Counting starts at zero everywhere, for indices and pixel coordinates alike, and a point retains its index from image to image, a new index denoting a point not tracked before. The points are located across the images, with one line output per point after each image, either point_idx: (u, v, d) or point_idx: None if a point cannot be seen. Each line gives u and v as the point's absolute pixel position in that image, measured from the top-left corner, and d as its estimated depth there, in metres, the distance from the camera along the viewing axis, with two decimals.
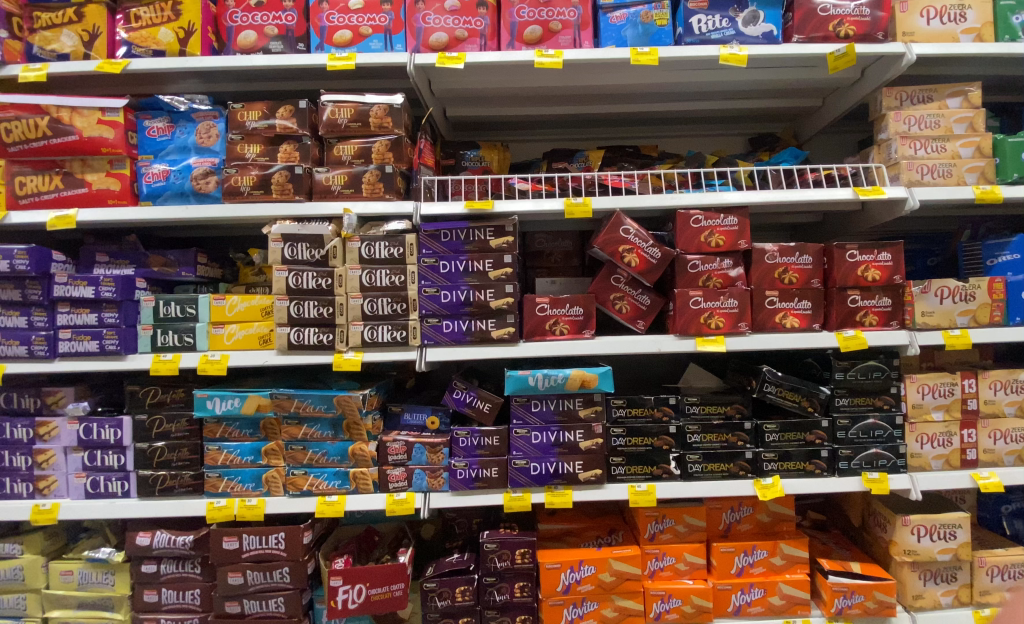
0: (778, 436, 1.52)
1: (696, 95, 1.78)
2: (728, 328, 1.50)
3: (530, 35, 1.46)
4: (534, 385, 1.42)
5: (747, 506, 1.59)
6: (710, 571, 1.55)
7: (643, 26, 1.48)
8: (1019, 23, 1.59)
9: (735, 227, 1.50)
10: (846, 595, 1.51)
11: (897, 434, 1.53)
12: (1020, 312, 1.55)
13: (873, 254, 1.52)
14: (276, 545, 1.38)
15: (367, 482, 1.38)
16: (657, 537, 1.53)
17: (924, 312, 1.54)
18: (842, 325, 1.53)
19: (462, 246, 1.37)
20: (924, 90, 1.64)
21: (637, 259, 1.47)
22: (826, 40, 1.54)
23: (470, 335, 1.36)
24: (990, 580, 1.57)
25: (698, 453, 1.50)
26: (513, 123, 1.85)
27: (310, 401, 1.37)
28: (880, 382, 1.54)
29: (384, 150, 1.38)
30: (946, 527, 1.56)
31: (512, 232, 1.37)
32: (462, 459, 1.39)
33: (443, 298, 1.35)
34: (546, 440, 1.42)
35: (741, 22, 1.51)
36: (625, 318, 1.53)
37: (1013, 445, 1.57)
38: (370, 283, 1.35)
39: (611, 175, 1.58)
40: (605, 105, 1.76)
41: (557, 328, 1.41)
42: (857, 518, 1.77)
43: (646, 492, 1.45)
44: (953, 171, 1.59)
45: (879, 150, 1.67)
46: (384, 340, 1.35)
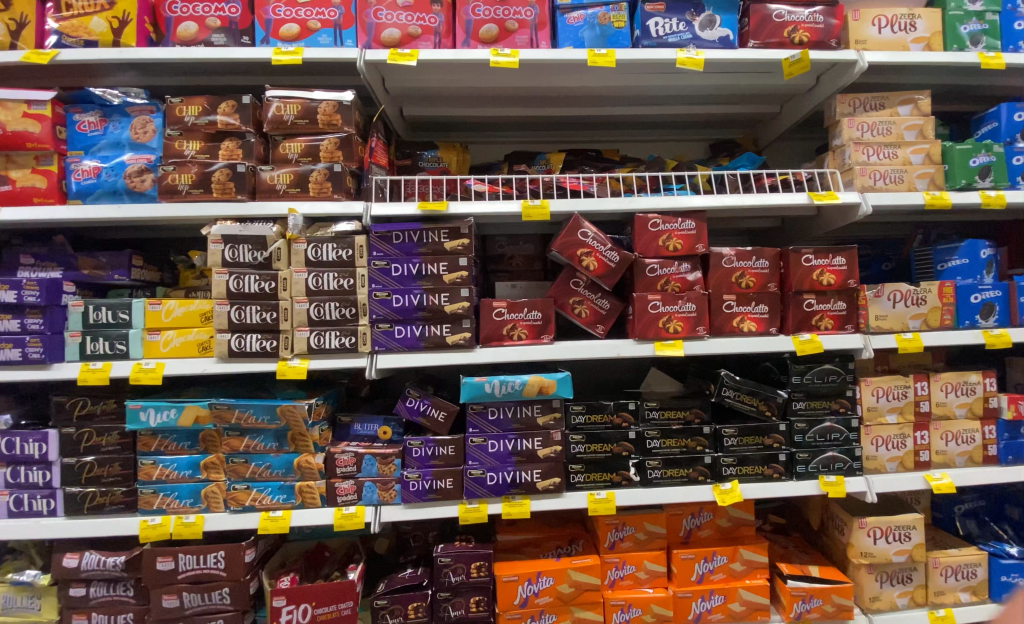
0: (736, 440, 1.51)
1: (655, 100, 1.77)
2: (686, 332, 1.49)
3: (485, 34, 1.42)
4: (490, 391, 1.38)
5: (708, 512, 1.57)
6: (671, 579, 1.53)
7: (601, 28, 1.47)
8: (965, 33, 1.63)
9: (692, 231, 1.49)
10: (805, 599, 1.51)
11: (853, 437, 1.54)
12: (968, 316, 1.58)
13: (827, 258, 1.53)
14: (215, 565, 1.30)
15: (314, 496, 1.32)
16: (617, 546, 1.51)
17: (878, 316, 1.56)
18: (799, 329, 1.53)
19: (414, 248, 1.32)
20: (876, 98, 1.67)
21: (595, 263, 1.45)
22: (781, 46, 1.55)
23: (423, 341, 1.31)
24: (944, 580, 1.60)
25: (658, 459, 1.48)
26: (472, 124, 1.81)
27: (252, 411, 1.30)
28: (836, 385, 1.55)
29: (332, 148, 1.33)
30: (901, 528, 1.58)
31: (468, 234, 1.33)
32: (416, 470, 1.34)
33: (395, 302, 1.30)
34: (503, 448, 1.38)
35: (698, 26, 1.51)
36: (585, 323, 1.50)
37: (964, 447, 1.60)
38: (316, 286, 1.29)
39: (569, 178, 1.55)
40: (566, 108, 1.74)
41: (515, 333, 1.37)
42: (816, 521, 1.78)
43: (605, 500, 1.42)
44: (904, 177, 1.62)
45: (834, 156, 1.69)
46: (331, 347, 1.29)
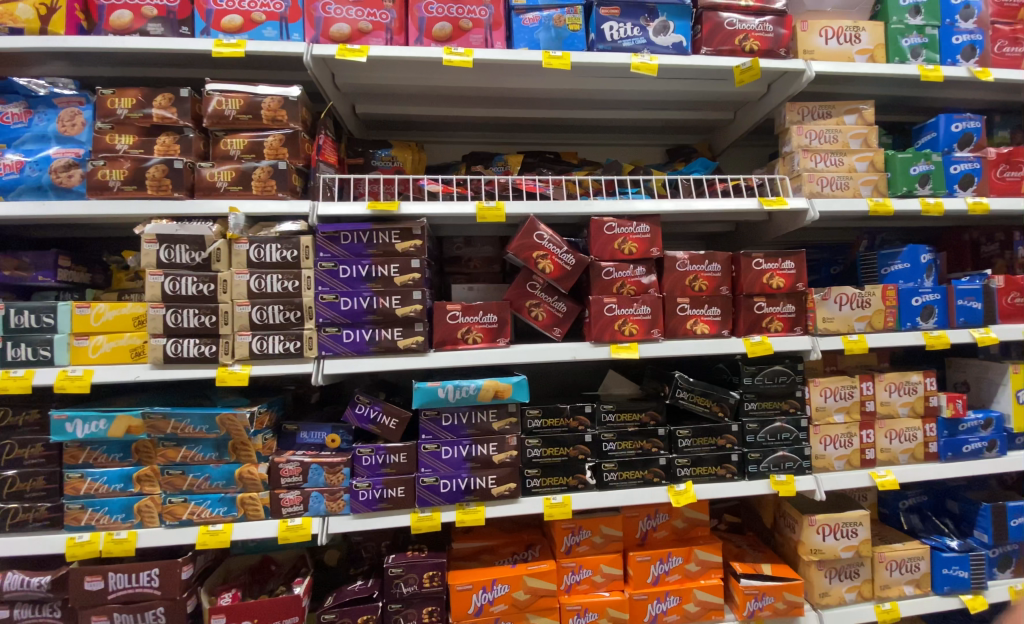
0: (690, 441, 1.52)
1: (612, 104, 1.78)
2: (642, 334, 1.49)
3: (439, 32, 1.39)
4: (444, 397, 1.33)
5: (664, 513, 1.58)
6: (627, 582, 1.52)
7: (556, 30, 1.46)
8: (906, 46, 1.70)
9: (647, 235, 1.49)
10: (757, 598, 1.53)
11: (802, 436, 1.58)
12: (910, 318, 1.64)
13: (777, 262, 1.56)
14: (148, 584, 1.23)
15: (257, 508, 1.26)
16: (574, 550, 1.50)
17: (825, 318, 1.60)
18: (749, 331, 1.56)
19: (364, 248, 1.27)
20: (823, 106, 1.72)
21: (551, 266, 1.43)
22: (733, 54, 1.57)
23: (373, 346, 1.27)
24: (889, 574, 1.65)
25: (614, 462, 1.47)
26: (429, 124, 1.78)
27: (190, 421, 1.24)
28: (786, 386, 1.58)
29: (277, 144, 1.28)
30: (849, 524, 1.62)
31: (420, 235, 1.29)
32: (365, 479, 1.29)
33: (342, 305, 1.26)
34: (457, 455, 1.35)
35: (652, 32, 1.52)
36: (541, 326, 1.48)
37: (907, 444, 1.65)
38: (259, 289, 1.23)
39: (525, 179, 1.53)
40: (523, 110, 1.73)
41: (469, 336, 1.34)
42: (769, 520, 1.81)
43: (561, 504, 1.40)
44: (850, 184, 1.67)
45: (784, 162, 1.73)
46: (275, 352, 1.24)
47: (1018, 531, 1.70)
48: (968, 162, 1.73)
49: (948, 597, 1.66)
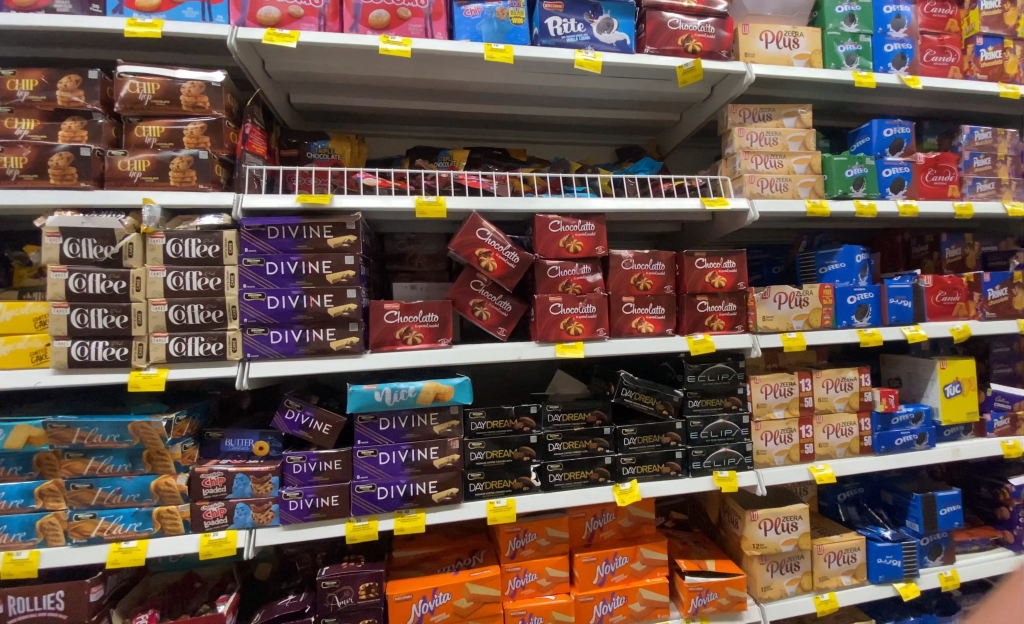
0: (636, 440, 1.51)
1: (559, 101, 1.76)
2: (587, 334, 1.47)
3: (375, 20, 1.33)
4: (381, 400, 1.27)
5: (610, 513, 1.57)
6: (574, 584, 1.50)
7: (499, 23, 1.42)
8: (842, 52, 1.75)
9: (592, 233, 1.48)
10: (702, 594, 1.54)
11: (744, 433, 1.59)
12: (845, 316, 1.69)
13: (719, 261, 1.58)
14: (52, 607, 1.13)
15: (176, 522, 1.18)
16: (519, 554, 1.46)
17: (765, 316, 1.62)
18: (693, 329, 1.57)
19: (293, 244, 1.20)
20: (764, 109, 1.75)
21: (495, 263, 1.39)
22: (676, 54, 1.58)
23: (304, 347, 1.20)
24: (827, 566, 1.69)
25: (560, 462, 1.44)
26: (370, 117, 1.72)
27: (98, 430, 1.15)
28: (728, 383, 1.60)
29: (198, 133, 1.20)
30: (789, 518, 1.65)
31: (355, 230, 1.22)
32: (296, 488, 1.22)
33: (269, 304, 1.19)
34: (395, 460, 1.29)
35: (596, 29, 1.51)
36: (486, 325, 1.43)
37: (843, 439, 1.70)
38: (177, 287, 1.16)
39: (467, 174, 1.48)
40: (469, 104, 1.69)
41: (408, 337, 1.28)
42: (714, 515, 1.83)
43: (505, 508, 1.36)
44: (789, 185, 1.70)
45: (726, 163, 1.75)
46: (194, 354, 1.16)
47: (947, 520, 1.77)
48: (899, 166, 1.79)
49: (883, 585, 1.72)
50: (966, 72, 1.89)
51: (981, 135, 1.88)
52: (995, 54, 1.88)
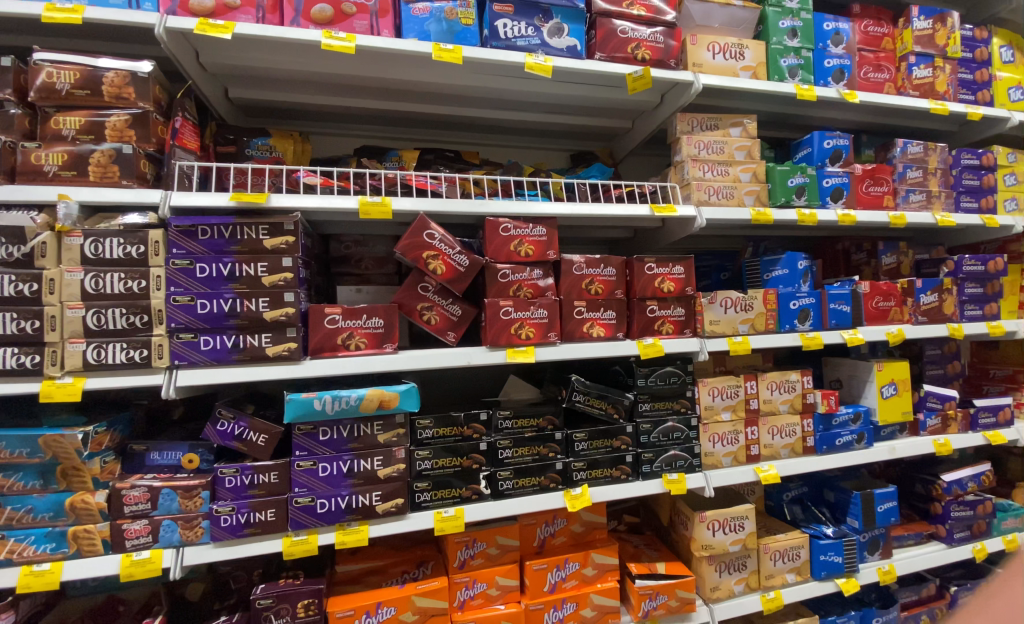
0: (586, 444, 1.50)
1: (512, 104, 1.75)
2: (538, 338, 1.45)
3: (318, 14, 1.28)
4: (321, 409, 1.21)
5: (562, 518, 1.56)
6: (524, 592, 1.48)
7: (448, 23, 1.39)
8: (785, 66, 1.81)
9: (543, 237, 1.46)
10: (651, 597, 1.55)
11: (692, 435, 1.61)
12: (789, 321, 1.74)
13: (668, 266, 1.60)
14: None
15: (94, 542, 1.11)
16: (467, 564, 1.43)
17: (712, 321, 1.65)
18: (642, 333, 1.58)
19: (225, 244, 1.15)
20: (711, 118, 1.78)
21: (443, 266, 1.34)
22: (626, 61, 1.58)
23: (237, 353, 1.14)
24: (773, 565, 1.73)
25: (510, 469, 1.41)
26: (316, 114, 1.66)
27: (4, 445, 1.08)
28: (676, 386, 1.61)
29: (122, 126, 1.12)
30: (735, 519, 1.67)
31: (293, 231, 1.17)
32: (229, 503, 1.16)
33: (199, 308, 1.12)
34: (336, 471, 1.24)
35: (547, 33, 1.49)
36: (434, 330, 1.38)
37: (787, 439, 1.74)
38: (96, 289, 1.08)
39: (415, 175, 1.44)
40: (419, 104, 1.65)
41: (351, 342, 1.23)
42: (665, 518, 1.84)
43: (452, 517, 1.32)
44: (735, 193, 1.74)
45: (675, 171, 1.78)
46: (114, 362, 1.09)
47: (884, 516, 1.84)
48: (839, 176, 1.86)
49: (825, 582, 1.78)
50: (900, 88, 1.99)
51: (913, 148, 1.98)
52: (926, 71, 1.98)
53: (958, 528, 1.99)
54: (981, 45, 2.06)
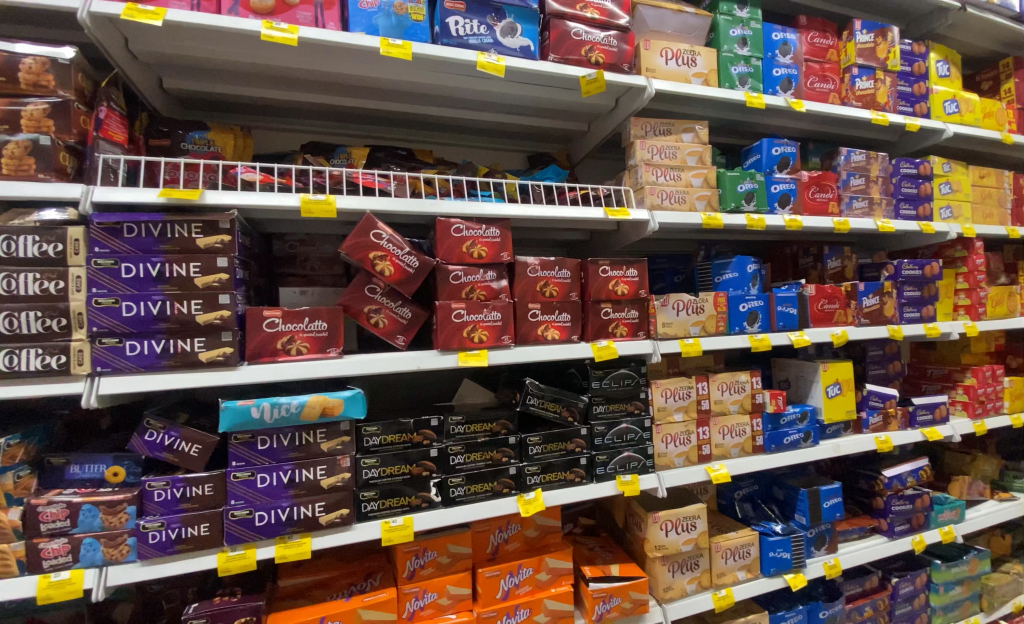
0: (541, 448, 1.48)
1: (465, 103, 1.72)
2: (492, 341, 1.43)
3: (258, 4, 1.23)
4: (259, 417, 1.16)
5: (515, 524, 1.53)
6: (477, 600, 1.45)
7: (397, 18, 1.35)
8: (735, 73, 1.84)
9: (497, 239, 1.44)
10: (605, 600, 1.54)
11: (646, 436, 1.62)
12: (738, 323, 1.78)
13: (622, 269, 1.60)
14: None
15: (7, 563, 1.04)
16: (417, 574, 1.38)
17: (664, 323, 1.66)
18: (597, 336, 1.58)
19: (154, 243, 1.09)
20: (664, 123, 1.80)
21: (391, 268, 1.30)
22: (580, 63, 1.58)
23: (166, 359, 1.08)
24: (724, 563, 1.76)
25: (461, 476, 1.38)
26: (260, 108, 1.60)
27: None
28: (630, 388, 1.62)
29: (40, 115, 1.04)
30: (688, 519, 1.69)
31: (229, 229, 1.12)
32: (158, 518, 1.10)
33: (125, 311, 1.06)
34: (276, 482, 1.18)
35: (499, 32, 1.47)
36: (383, 333, 1.34)
37: (737, 439, 1.77)
38: (7, 291, 1.01)
39: (363, 173, 1.39)
40: (369, 101, 1.61)
41: (292, 347, 1.18)
42: (620, 519, 1.84)
43: (401, 527, 1.28)
44: (686, 198, 1.77)
45: (629, 174, 1.79)
46: (29, 369, 1.01)
47: (829, 511, 1.89)
48: (786, 183, 1.91)
49: (774, 578, 1.81)
50: (844, 99, 2.06)
51: (856, 157, 2.05)
52: (868, 83, 2.05)
53: (898, 521, 2.07)
54: (918, 59, 2.16)
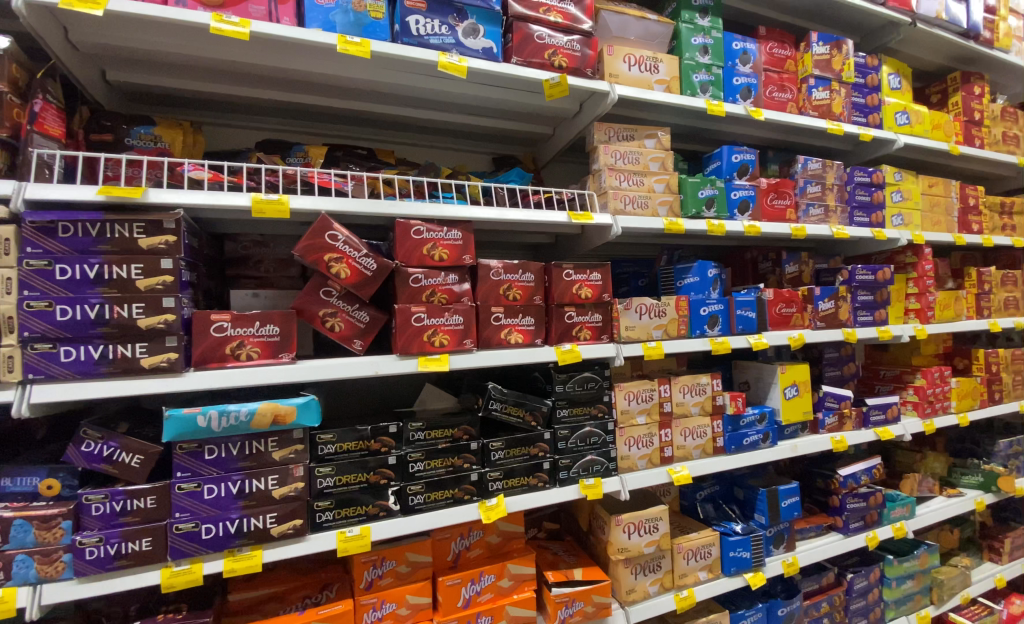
0: (503, 453, 1.47)
1: (428, 103, 1.70)
2: (453, 345, 1.40)
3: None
4: (206, 426, 1.11)
5: (477, 530, 1.51)
6: (437, 609, 1.42)
7: (355, 14, 1.32)
8: (696, 81, 1.87)
9: (459, 241, 1.42)
10: (568, 605, 1.54)
11: (609, 439, 1.62)
12: (699, 326, 1.80)
13: (585, 273, 1.60)
14: None
15: None
16: (375, 584, 1.35)
17: (627, 327, 1.68)
18: (560, 340, 1.57)
19: (92, 243, 1.03)
20: (627, 129, 1.81)
21: (348, 270, 1.27)
22: (543, 66, 1.58)
23: (105, 365, 1.03)
24: (686, 564, 1.77)
25: (421, 483, 1.35)
26: (213, 103, 1.55)
27: None
28: (594, 392, 1.61)
29: None
30: (650, 520, 1.70)
31: (174, 229, 1.07)
32: (95, 533, 1.05)
33: (59, 315, 1.00)
34: (224, 493, 1.14)
35: (461, 33, 1.46)
36: (339, 337, 1.30)
37: (698, 440, 1.79)
38: None
39: (318, 172, 1.35)
40: (327, 98, 1.57)
41: (242, 352, 1.14)
42: (584, 523, 1.84)
43: (357, 537, 1.24)
44: (649, 203, 1.78)
45: (593, 178, 1.79)
46: None
47: (788, 511, 1.93)
48: (745, 190, 1.95)
49: (734, 577, 1.84)
50: (802, 108, 2.11)
51: (813, 165, 2.11)
52: (824, 94, 2.11)
53: (853, 518, 2.14)
54: (871, 72, 2.23)
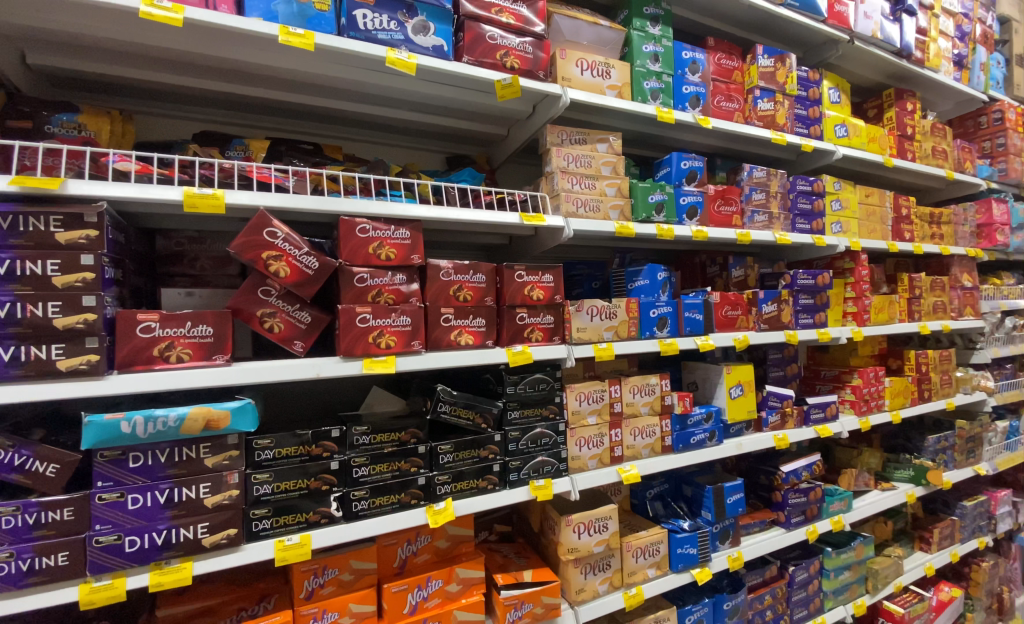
0: (451, 456, 1.44)
1: (377, 100, 1.67)
2: (400, 346, 1.38)
3: None
4: (130, 433, 1.05)
5: (425, 535, 1.48)
6: (382, 616, 1.38)
7: (299, 6, 1.28)
8: (647, 88, 1.91)
9: (407, 240, 1.39)
10: (517, 607, 1.53)
11: (560, 440, 1.63)
12: (648, 327, 1.83)
13: (537, 274, 1.60)
14: None
15: None
16: (316, 593, 1.31)
17: (579, 328, 1.69)
18: (512, 341, 1.57)
19: (2, 237, 0.96)
20: (579, 132, 1.82)
21: (287, 269, 1.22)
22: (495, 67, 1.57)
23: (16, 368, 0.96)
24: (635, 562, 1.80)
25: (366, 488, 1.31)
26: (146, 91, 1.47)
27: None
28: (545, 393, 1.61)
29: None
30: (600, 520, 1.71)
31: (96, 223, 1.01)
32: (5, 548, 0.97)
33: None
34: (151, 502, 1.08)
35: (410, 29, 1.43)
36: (278, 338, 1.26)
37: (647, 440, 1.82)
38: None
39: (258, 167, 1.30)
40: (270, 90, 1.52)
41: (171, 354, 1.08)
42: (535, 524, 1.84)
43: (297, 545, 1.20)
44: (600, 207, 1.80)
45: (546, 181, 1.80)
46: None
47: (732, 507, 1.99)
48: (693, 195, 2.00)
49: (682, 573, 1.88)
50: (748, 118, 2.19)
51: (758, 173, 2.18)
52: (769, 105, 2.19)
53: (794, 514, 2.21)
54: (813, 85, 2.33)
